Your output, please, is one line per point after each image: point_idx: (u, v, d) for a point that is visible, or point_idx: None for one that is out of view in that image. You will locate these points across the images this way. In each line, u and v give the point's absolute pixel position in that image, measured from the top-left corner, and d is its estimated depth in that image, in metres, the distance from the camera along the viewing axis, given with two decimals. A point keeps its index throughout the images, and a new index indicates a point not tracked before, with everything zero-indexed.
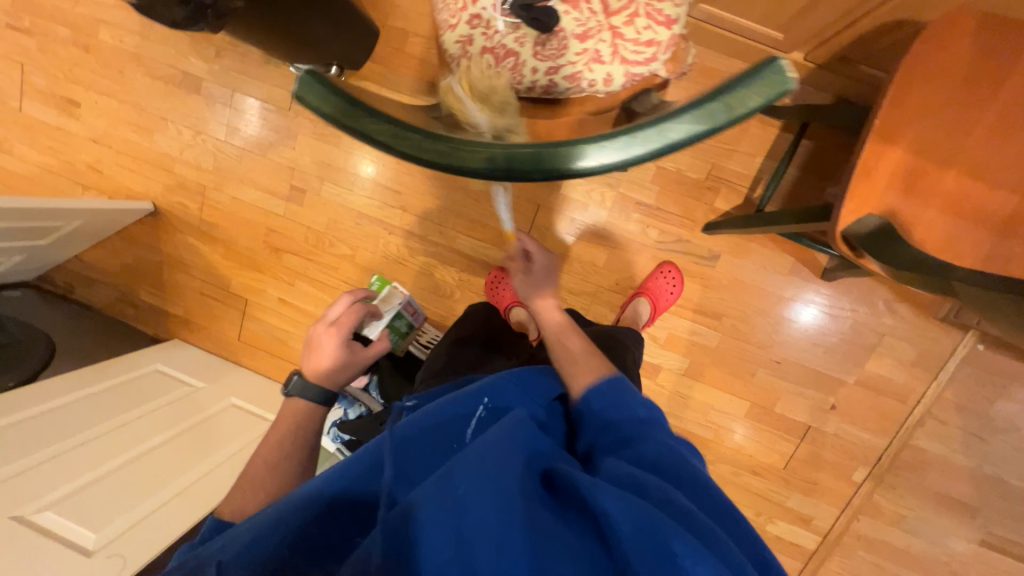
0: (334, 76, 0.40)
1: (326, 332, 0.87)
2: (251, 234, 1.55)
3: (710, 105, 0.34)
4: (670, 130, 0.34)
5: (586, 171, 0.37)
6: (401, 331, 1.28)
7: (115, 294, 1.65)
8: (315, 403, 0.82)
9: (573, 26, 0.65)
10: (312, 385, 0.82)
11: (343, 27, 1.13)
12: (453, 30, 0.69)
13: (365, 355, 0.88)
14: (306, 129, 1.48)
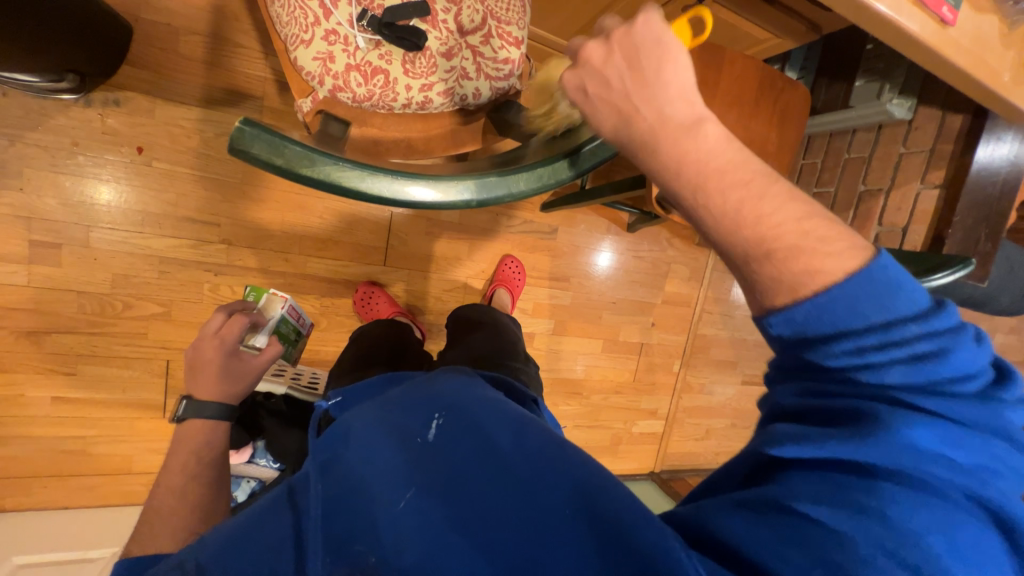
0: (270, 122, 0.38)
1: (207, 349, 0.80)
2: None
3: None
4: (601, 148, 0.47)
5: (540, 189, 0.47)
6: (291, 339, 1.13)
7: None
8: (216, 419, 0.74)
9: (437, 45, 0.69)
10: (207, 402, 0.74)
11: (58, 20, 0.84)
12: (307, 46, 0.64)
13: (258, 361, 0.83)
14: (33, 161, 1.06)
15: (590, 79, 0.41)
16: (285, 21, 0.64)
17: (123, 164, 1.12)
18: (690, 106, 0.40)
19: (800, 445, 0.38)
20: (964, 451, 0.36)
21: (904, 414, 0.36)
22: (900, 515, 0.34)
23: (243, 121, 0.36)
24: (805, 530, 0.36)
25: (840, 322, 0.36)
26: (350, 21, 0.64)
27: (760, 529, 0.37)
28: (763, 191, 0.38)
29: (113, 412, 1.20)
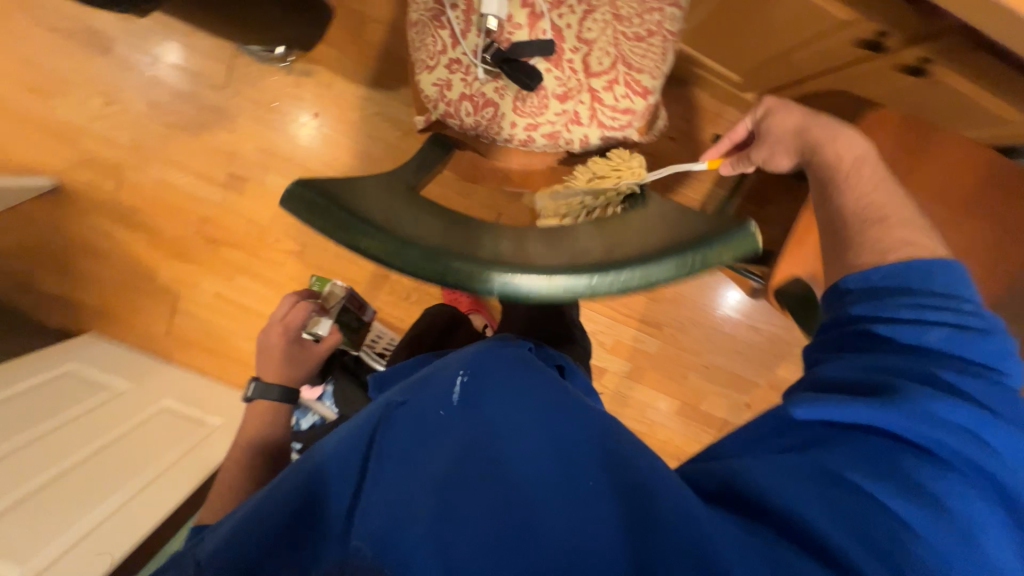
0: (319, 181, 0.40)
1: (276, 339, 0.96)
2: (185, 222, 1.41)
3: (690, 256, 0.38)
4: (653, 272, 0.38)
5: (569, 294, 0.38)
6: (352, 326, 1.26)
7: (12, 279, 1.46)
8: (278, 401, 0.91)
9: (554, 85, 0.65)
10: (271, 387, 0.91)
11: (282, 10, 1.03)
12: (430, 72, 0.66)
13: (315, 349, 0.98)
14: (244, 110, 1.33)
15: (781, 109, 0.73)
16: (418, 45, 0.66)
17: (302, 125, 1.34)
18: (864, 145, 0.68)
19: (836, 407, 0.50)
20: (986, 462, 0.46)
21: (935, 395, 0.48)
22: (913, 476, 0.46)
23: (298, 180, 0.39)
24: (840, 502, 0.45)
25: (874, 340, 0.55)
26: (474, 52, 0.64)
27: (810, 494, 0.46)
28: (904, 212, 0.63)
29: (246, 316, 1.49)
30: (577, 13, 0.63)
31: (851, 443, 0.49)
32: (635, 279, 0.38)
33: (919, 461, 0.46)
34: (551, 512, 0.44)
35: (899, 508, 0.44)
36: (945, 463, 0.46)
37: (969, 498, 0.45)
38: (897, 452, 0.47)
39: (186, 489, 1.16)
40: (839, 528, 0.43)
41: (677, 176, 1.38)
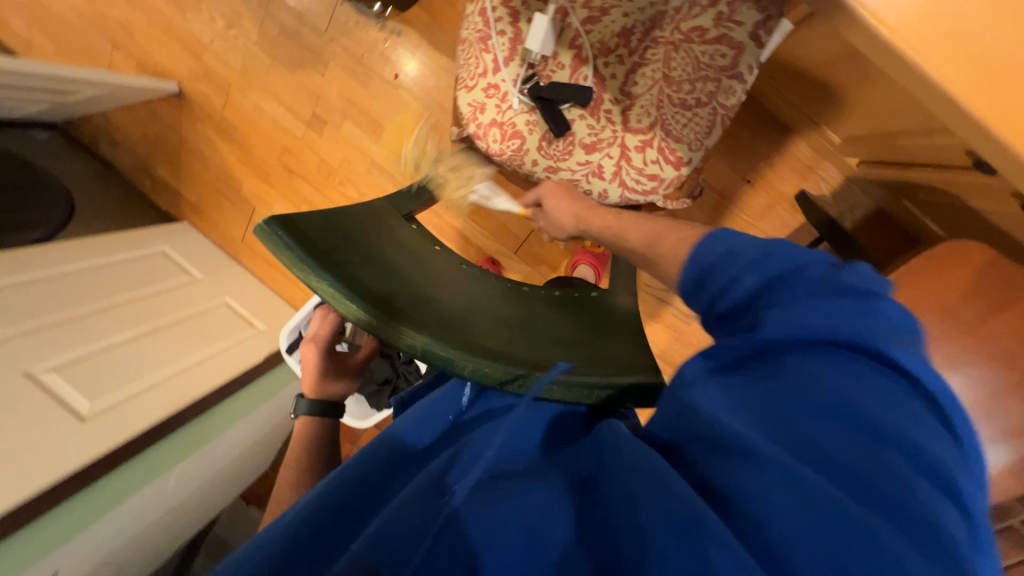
0: (291, 219, 0.43)
1: (315, 350, 0.89)
2: (270, 149, 1.56)
3: (591, 389, 0.40)
4: (550, 389, 0.40)
5: (477, 379, 0.41)
6: None
7: (136, 162, 1.73)
8: (321, 414, 0.82)
9: (586, 133, 0.71)
10: (313, 400, 0.83)
11: None
12: (468, 92, 0.71)
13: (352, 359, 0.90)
14: (338, 57, 1.42)
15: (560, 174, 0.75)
16: (462, 64, 0.72)
17: (385, 83, 1.41)
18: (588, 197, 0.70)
19: (750, 276, 0.48)
20: (910, 363, 0.38)
21: (821, 355, 0.40)
22: (834, 389, 0.38)
23: (266, 219, 0.41)
24: (779, 441, 0.38)
25: (769, 271, 0.48)
26: (513, 82, 0.70)
27: (741, 428, 0.39)
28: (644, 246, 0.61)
29: None
30: (624, 66, 0.73)
31: (787, 316, 0.43)
32: (548, 393, 0.40)
33: (841, 358, 0.40)
34: (523, 498, 0.43)
35: (843, 431, 0.37)
36: (873, 369, 0.39)
37: (909, 402, 0.37)
38: (822, 366, 0.40)
39: (210, 388, 1.32)
40: (784, 468, 0.36)
41: None
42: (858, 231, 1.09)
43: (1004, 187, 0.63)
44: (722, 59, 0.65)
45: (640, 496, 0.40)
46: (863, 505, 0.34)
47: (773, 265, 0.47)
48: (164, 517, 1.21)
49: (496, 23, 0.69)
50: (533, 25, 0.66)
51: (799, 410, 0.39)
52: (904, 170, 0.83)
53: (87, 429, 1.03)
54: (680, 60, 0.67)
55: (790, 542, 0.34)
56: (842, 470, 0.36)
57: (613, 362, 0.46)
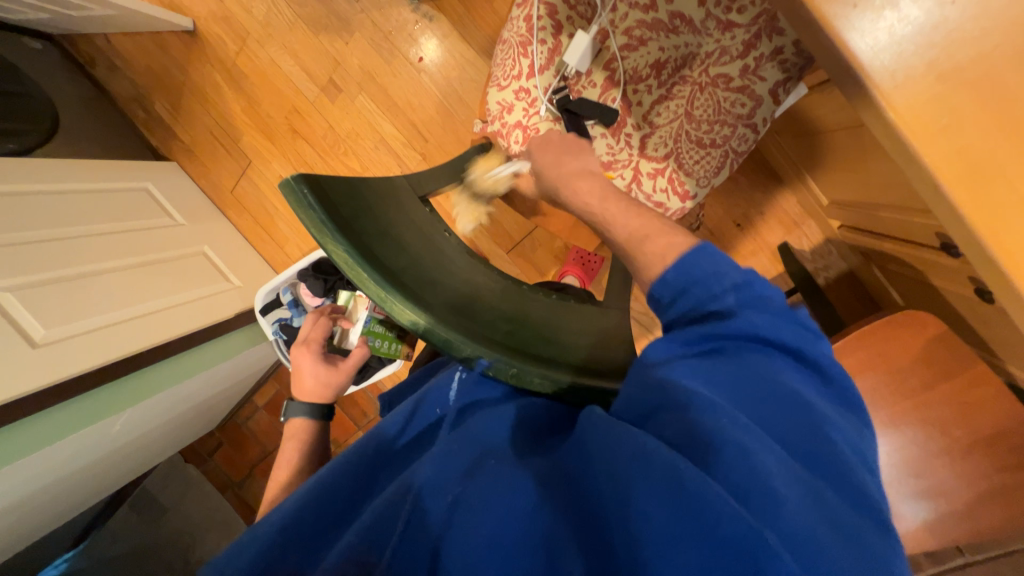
0: (314, 180, 0.44)
1: (305, 353, 0.88)
2: (277, 105, 1.53)
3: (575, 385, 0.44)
4: (535, 377, 0.43)
5: (467, 361, 0.43)
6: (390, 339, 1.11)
7: (133, 92, 1.66)
8: (315, 416, 0.81)
9: (603, 153, 0.77)
10: (307, 404, 0.81)
11: None
12: (500, 91, 0.76)
13: (343, 363, 0.88)
14: (365, 28, 1.41)
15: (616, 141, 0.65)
16: (498, 63, 0.77)
17: (407, 65, 1.41)
18: None
19: (672, 270, 0.48)
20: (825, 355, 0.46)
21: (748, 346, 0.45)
22: (782, 380, 0.43)
23: (295, 177, 0.43)
24: (756, 418, 0.41)
25: (701, 271, 0.47)
26: (544, 89, 0.75)
27: (717, 402, 0.41)
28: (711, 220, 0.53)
29: None
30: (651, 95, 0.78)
31: (739, 314, 0.45)
32: (536, 385, 0.43)
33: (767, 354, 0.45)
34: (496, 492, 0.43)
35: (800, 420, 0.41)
36: (795, 369, 0.45)
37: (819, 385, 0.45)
38: (768, 362, 0.45)
39: (167, 337, 1.26)
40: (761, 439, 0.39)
41: None
42: (829, 291, 1.16)
43: (954, 269, 0.71)
44: (741, 108, 0.71)
45: (623, 478, 0.39)
46: (823, 485, 0.39)
47: (724, 277, 0.47)
48: (93, 464, 1.16)
49: (539, 31, 0.73)
50: (575, 41, 0.71)
51: (753, 399, 0.42)
52: (882, 242, 0.90)
53: (36, 356, 0.97)
54: (703, 101, 0.73)
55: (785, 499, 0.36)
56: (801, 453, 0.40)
57: (595, 362, 0.50)
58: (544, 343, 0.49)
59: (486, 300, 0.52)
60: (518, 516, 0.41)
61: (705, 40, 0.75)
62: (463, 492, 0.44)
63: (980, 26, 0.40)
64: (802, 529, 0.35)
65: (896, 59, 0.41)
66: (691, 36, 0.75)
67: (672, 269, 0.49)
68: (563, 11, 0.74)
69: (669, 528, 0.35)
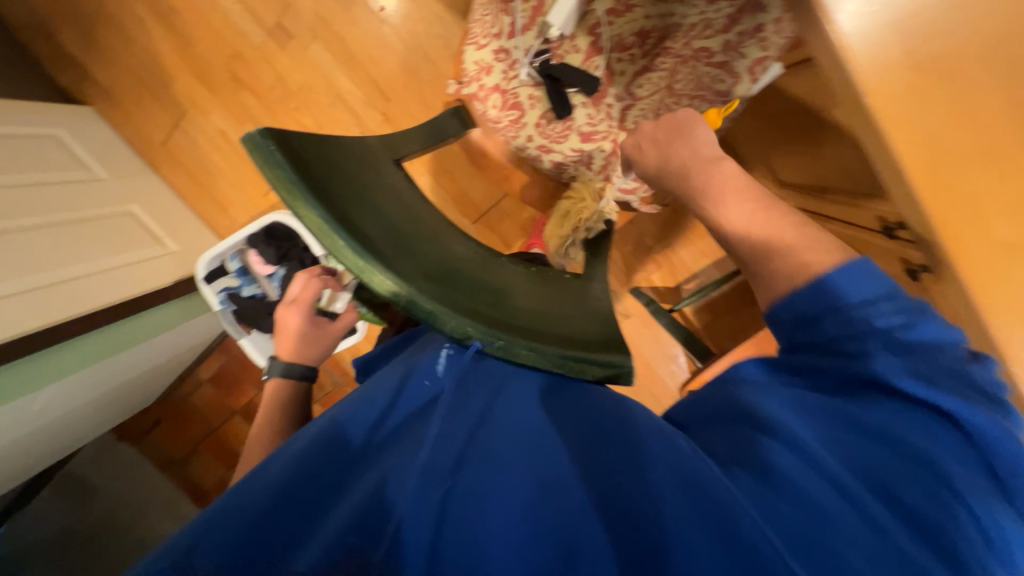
0: (285, 136, 0.41)
1: (293, 316, 0.80)
2: (217, 48, 1.36)
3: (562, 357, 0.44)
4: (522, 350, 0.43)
5: (451, 334, 0.42)
6: None
7: (33, 18, 1.41)
8: (299, 382, 0.78)
9: (582, 122, 0.76)
10: (289, 366, 0.78)
11: None
12: (478, 51, 0.74)
13: (332, 328, 0.82)
14: None
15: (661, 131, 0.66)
16: (478, 23, 0.74)
17: (368, 13, 1.29)
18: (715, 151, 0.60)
19: (801, 294, 0.48)
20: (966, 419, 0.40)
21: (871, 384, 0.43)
22: (881, 422, 0.41)
23: (260, 131, 0.39)
24: (830, 453, 0.41)
25: (830, 308, 0.46)
26: (524, 52, 0.74)
27: (797, 434, 0.42)
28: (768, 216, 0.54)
29: (238, 165, 1.48)
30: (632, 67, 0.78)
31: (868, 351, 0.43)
32: (524, 358, 0.43)
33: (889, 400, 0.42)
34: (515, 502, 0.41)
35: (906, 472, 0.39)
36: (931, 424, 0.40)
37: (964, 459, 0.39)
38: (873, 411, 0.42)
39: (94, 306, 1.13)
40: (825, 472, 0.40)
41: (686, 239, 1.36)
42: None
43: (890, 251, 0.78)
44: (721, 85, 0.70)
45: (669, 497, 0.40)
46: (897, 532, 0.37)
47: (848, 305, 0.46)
48: (9, 446, 1.04)
49: None
50: (557, 6, 0.70)
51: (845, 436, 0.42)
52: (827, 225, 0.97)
53: None
54: (684, 75, 0.72)
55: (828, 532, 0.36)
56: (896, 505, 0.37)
57: (578, 334, 0.50)
58: (529, 317, 0.48)
59: (467, 273, 0.50)
60: (551, 522, 0.40)
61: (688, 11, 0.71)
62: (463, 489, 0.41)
63: (952, 20, 0.43)
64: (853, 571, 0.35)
65: (876, 43, 0.43)
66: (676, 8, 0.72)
67: (794, 303, 0.49)
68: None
69: (701, 533, 0.37)
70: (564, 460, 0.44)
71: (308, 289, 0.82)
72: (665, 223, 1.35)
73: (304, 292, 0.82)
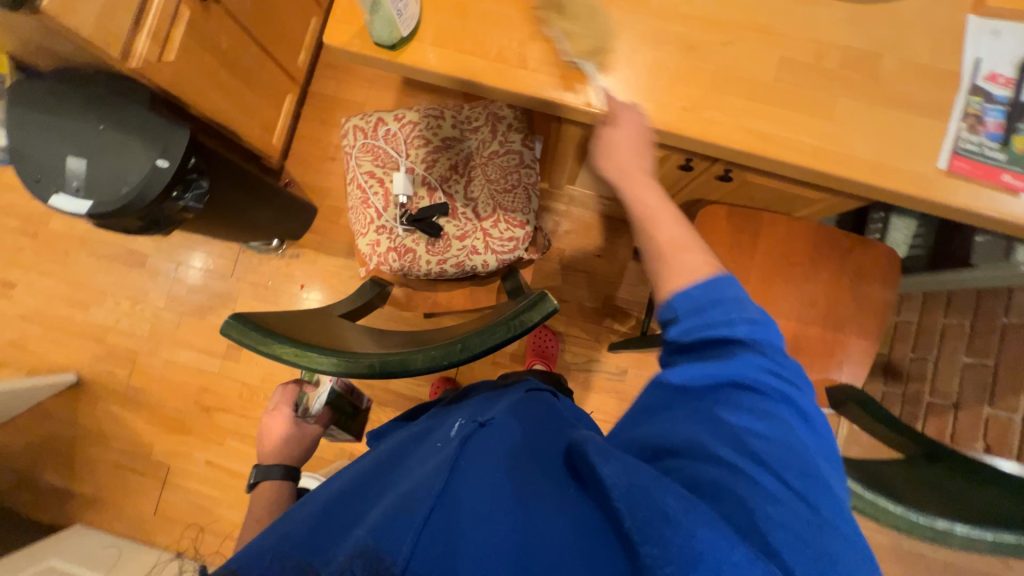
0: (251, 315, 0.56)
1: (278, 418, 1.00)
2: (185, 396, 1.56)
3: (505, 328, 0.52)
4: (472, 343, 0.52)
5: (418, 368, 0.52)
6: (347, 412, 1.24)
7: (20, 478, 1.55)
8: (283, 481, 0.85)
9: (454, 231, 0.88)
10: (276, 467, 0.86)
11: (275, 206, 1.39)
12: (364, 236, 0.90)
13: (311, 426, 1.01)
14: (245, 292, 1.61)
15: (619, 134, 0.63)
16: (355, 221, 0.91)
17: (293, 295, 1.61)
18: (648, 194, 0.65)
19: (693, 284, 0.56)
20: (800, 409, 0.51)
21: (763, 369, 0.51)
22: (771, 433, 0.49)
23: (233, 316, 0.54)
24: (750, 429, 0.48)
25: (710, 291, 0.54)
26: (394, 218, 0.89)
27: (733, 420, 0.49)
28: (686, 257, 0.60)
29: (234, 481, 1.53)
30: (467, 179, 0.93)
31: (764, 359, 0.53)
32: (477, 345, 0.52)
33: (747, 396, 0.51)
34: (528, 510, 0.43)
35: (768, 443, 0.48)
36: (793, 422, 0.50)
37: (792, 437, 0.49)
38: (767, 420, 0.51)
39: None
40: (740, 442, 0.47)
41: (615, 283, 1.55)
42: None
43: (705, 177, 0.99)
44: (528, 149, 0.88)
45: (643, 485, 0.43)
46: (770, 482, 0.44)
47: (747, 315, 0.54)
48: None
49: (370, 183, 0.89)
50: (393, 179, 0.88)
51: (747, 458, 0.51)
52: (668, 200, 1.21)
53: None
54: (501, 157, 0.88)
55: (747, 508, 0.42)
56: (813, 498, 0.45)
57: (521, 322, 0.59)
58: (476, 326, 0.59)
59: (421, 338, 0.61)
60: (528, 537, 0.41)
61: (469, 138, 0.88)
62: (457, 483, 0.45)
63: None
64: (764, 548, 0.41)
65: None
66: (461, 141, 0.89)
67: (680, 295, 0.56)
68: (369, 164, 0.89)
69: (646, 507, 0.40)
70: (548, 479, 0.47)
71: (290, 394, 1.05)
72: (592, 283, 1.56)
73: (287, 398, 1.04)
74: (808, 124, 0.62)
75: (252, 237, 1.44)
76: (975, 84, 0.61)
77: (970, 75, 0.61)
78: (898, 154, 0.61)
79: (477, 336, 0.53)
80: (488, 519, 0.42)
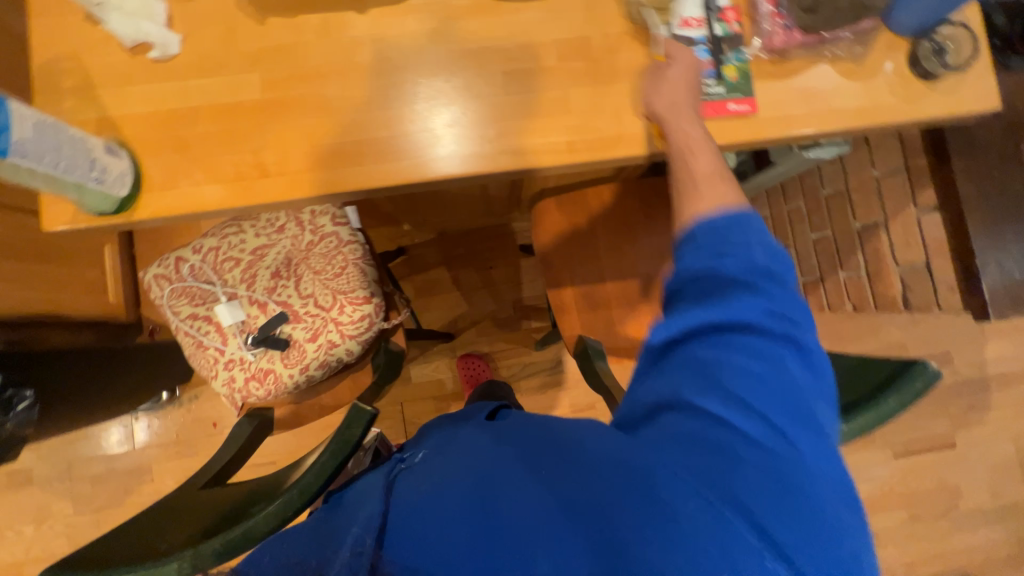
0: (66, 562, 0.50)
1: None
2: None
3: (334, 448, 0.56)
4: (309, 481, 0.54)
5: (265, 529, 0.51)
6: None
7: None
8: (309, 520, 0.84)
9: (303, 334, 0.84)
10: None
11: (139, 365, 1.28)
12: (217, 377, 0.84)
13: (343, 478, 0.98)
14: (160, 456, 1.48)
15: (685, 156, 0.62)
16: (199, 366, 0.84)
17: (211, 437, 1.50)
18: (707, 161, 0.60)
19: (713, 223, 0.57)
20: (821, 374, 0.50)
21: (768, 347, 0.50)
22: (765, 397, 0.47)
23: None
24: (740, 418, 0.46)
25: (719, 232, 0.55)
26: (240, 347, 0.84)
27: (696, 401, 0.47)
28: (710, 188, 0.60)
29: None
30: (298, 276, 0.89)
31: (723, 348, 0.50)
32: (314, 478, 0.55)
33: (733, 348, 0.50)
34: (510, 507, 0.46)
35: (758, 429, 0.46)
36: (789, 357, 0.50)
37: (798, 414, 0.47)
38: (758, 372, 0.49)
39: None
40: (733, 424, 0.46)
41: (517, 285, 1.56)
42: None
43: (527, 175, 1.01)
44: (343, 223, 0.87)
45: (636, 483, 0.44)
46: (765, 478, 0.44)
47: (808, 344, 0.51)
48: None
49: (198, 323, 0.83)
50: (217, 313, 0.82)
51: (709, 383, 0.48)
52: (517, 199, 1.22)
53: None
54: (319, 243, 0.86)
55: (732, 496, 0.43)
56: (788, 446, 0.46)
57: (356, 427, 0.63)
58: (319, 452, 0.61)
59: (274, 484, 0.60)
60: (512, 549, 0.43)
61: (279, 239, 0.86)
62: (428, 503, 0.48)
63: None
64: (742, 508, 0.43)
65: None
66: (271, 245, 0.86)
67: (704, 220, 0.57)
68: (189, 308, 0.84)
69: (651, 505, 0.43)
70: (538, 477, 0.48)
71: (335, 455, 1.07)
72: (496, 294, 1.56)
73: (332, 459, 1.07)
74: (552, 124, 0.64)
75: (133, 402, 1.33)
76: (673, 33, 0.65)
77: (667, 27, 0.65)
78: (637, 121, 0.64)
79: (313, 470, 0.56)
80: (469, 524, 0.45)
